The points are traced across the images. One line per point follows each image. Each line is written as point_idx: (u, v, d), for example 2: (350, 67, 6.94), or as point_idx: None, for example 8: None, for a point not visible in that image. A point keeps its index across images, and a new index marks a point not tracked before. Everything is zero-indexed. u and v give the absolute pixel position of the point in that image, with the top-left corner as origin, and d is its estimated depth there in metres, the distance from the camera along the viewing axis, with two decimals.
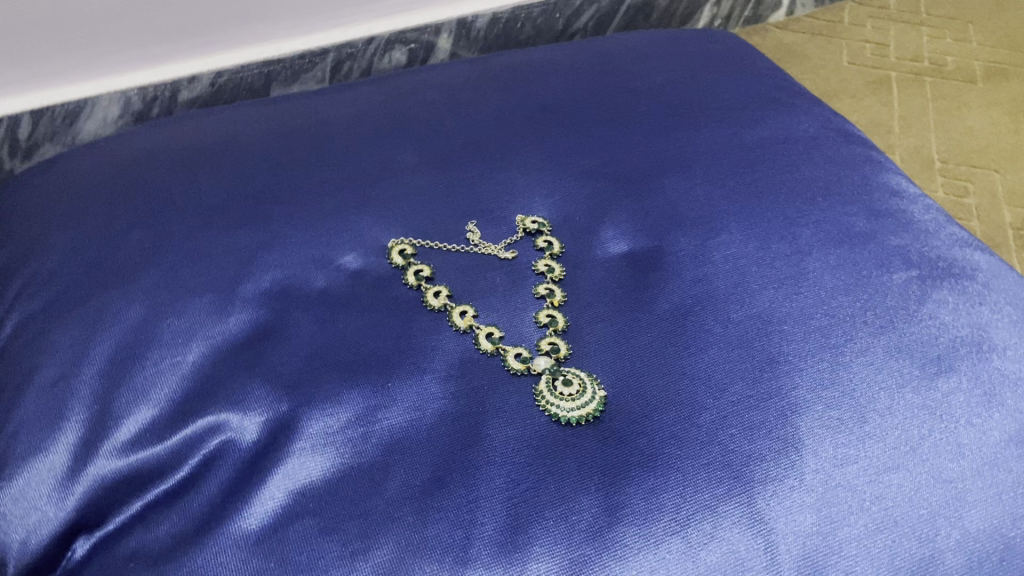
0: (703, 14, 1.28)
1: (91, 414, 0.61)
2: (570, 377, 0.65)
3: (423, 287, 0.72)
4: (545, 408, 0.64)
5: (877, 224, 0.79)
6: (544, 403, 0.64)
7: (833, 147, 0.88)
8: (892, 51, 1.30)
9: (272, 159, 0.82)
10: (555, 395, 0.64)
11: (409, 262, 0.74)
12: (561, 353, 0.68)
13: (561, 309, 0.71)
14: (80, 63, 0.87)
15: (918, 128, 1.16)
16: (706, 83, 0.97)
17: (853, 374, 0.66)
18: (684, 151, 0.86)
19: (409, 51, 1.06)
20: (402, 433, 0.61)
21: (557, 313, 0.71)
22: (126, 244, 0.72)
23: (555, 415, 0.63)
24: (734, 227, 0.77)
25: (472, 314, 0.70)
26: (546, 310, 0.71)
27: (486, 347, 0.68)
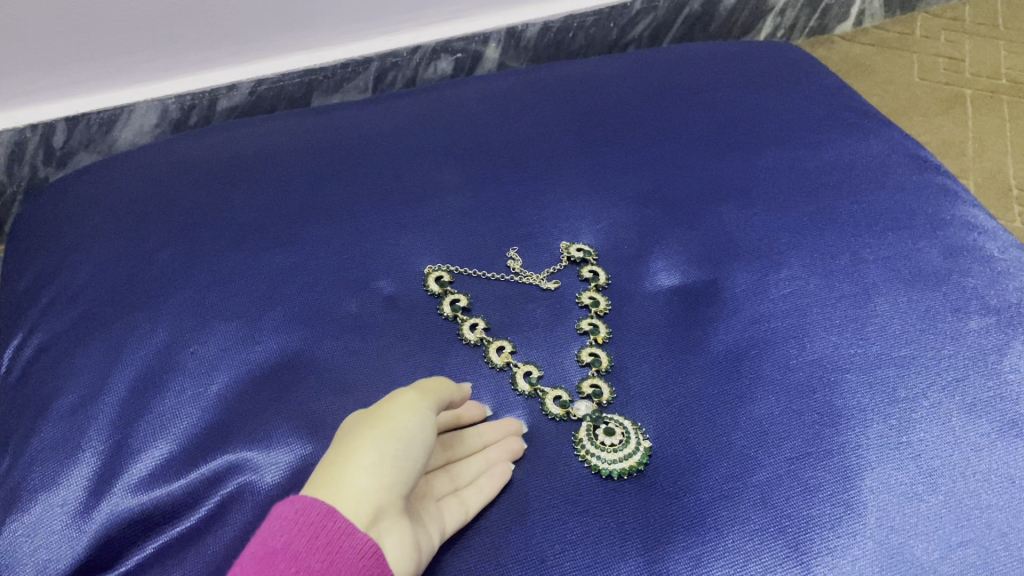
0: (766, 24, 1.22)
1: (107, 447, 0.59)
2: (612, 426, 0.60)
3: (459, 318, 0.68)
4: (584, 458, 0.59)
5: (953, 262, 0.73)
6: (583, 452, 0.60)
7: (904, 175, 0.82)
8: (967, 66, 1.22)
9: (308, 175, 0.79)
10: (597, 445, 0.60)
11: (445, 290, 0.70)
12: (604, 398, 0.63)
13: (604, 348, 0.67)
14: (118, 71, 0.84)
15: (995, 151, 1.08)
16: (768, 102, 0.91)
17: (922, 434, 0.61)
18: (743, 176, 0.80)
19: (456, 60, 1.02)
20: None
21: (600, 352, 0.66)
22: (154, 263, 0.69)
23: (595, 466, 0.59)
24: (796, 261, 0.72)
25: (509, 350, 0.66)
26: (589, 348, 0.67)
27: (524, 389, 0.64)
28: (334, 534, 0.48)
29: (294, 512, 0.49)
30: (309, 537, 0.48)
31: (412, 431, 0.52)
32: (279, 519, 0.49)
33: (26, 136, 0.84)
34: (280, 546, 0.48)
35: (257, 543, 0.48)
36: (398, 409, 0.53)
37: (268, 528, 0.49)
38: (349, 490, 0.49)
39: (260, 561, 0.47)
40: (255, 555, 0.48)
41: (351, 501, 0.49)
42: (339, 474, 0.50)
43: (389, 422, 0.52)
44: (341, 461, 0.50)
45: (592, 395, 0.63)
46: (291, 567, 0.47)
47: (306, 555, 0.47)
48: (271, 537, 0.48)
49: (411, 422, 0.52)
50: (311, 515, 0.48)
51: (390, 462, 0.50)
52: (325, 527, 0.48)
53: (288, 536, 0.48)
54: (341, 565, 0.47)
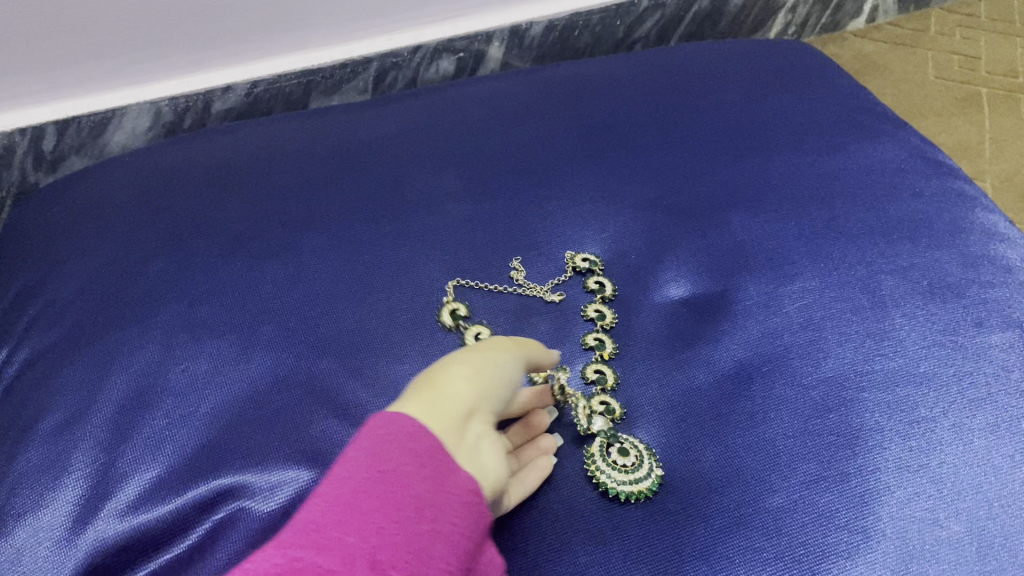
0: (776, 21, 1.19)
1: (94, 470, 0.56)
2: (626, 446, 0.58)
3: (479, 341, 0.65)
4: (593, 476, 0.57)
5: (973, 273, 0.70)
6: (593, 468, 0.58)
7: (921, 181, 0.79)
8: (983, 64, 1.18)
9: (305, 180, 0.76)
10: (608, 462, 0.58)
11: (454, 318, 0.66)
12: (615, 411, 0.62)
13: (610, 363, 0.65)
14: (110, 72, 0.82)
15: (1012, 152, 1.05)
16: (779, 104, 0.88)
17: (943, 456, 0.58)
18: (754, 182, 0.78)
19: (458, 60, 0.99)
20: None
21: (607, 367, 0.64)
22: (145, 275, 0.67)
23: (603, 484, 0.57)
24: (810, 272, 0.69)
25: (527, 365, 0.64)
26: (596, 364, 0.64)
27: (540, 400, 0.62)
28: (444, 467, 0.45)
29: (405, 435, 0.46)
30: (417, 464, 0.45)
31: (500, 366, 0.53)
32: (389, 424, 0.46)
33: (15, 140, 0.81)
34: (391, 467, 0.44)
35: (361, 459, 0.45)
36: (491, 348, 0.55)
37: (374, 442, 0.45)
38: (446, 395, 0.49)
39: (367, 479, 0.43)
40: (361, 470, 0.44)
41: (445, 404, 0.49)
42: (431, 383, 0.50)
43: (480, 356, 0.53)
44: (433, 375, 0.51)
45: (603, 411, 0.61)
46: (398, 495, 0.43)
47: (414, 485, 0.44)
48: (380, 457, 0.44)
49: (499, 357, 0.54)
50: (423, 440, 0.45)
51: (481, 383, 0.51)
52: (436, 459, 0.45)
53: (398, 462, 0.44)
54: (447, 504, 0.44)
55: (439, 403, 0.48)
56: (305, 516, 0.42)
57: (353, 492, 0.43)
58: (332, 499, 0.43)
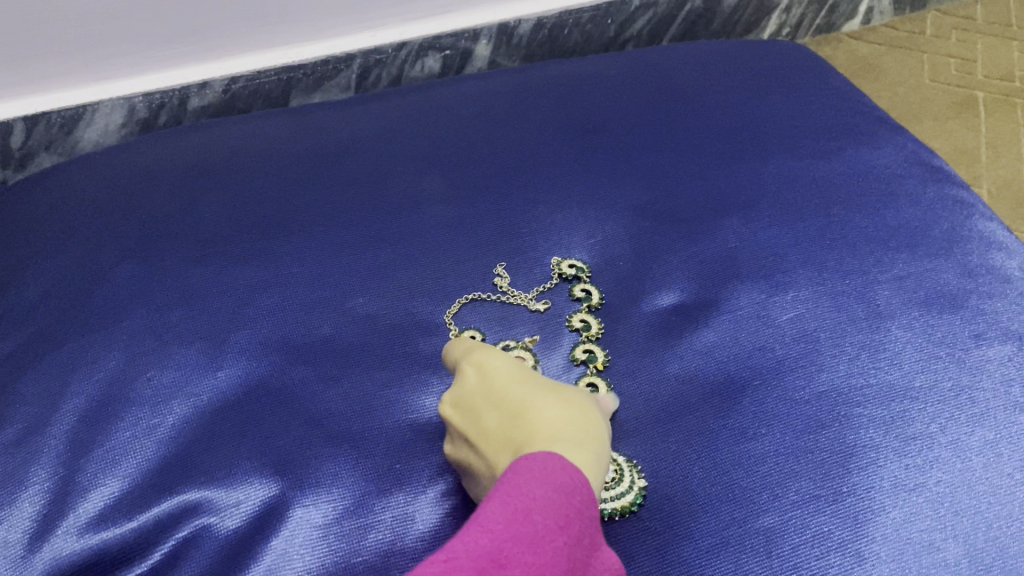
0: (770, 22, 1.17)
1: (52, 484, 0.54)
2: None
3: None
4: None
5: (971, 283, 0.68)
6: None
7: (917, 187, 0.77)
8: (979, 67, 1.16)
9: (282, 180, 0.74)
10: None
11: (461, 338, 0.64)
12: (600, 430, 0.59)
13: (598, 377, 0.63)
14: (80, 66, 0.80)
15: (1009, 157, 1.03)
16: (771, 106, 0.86)
17: (939, 474, 0.56)
18: (746, 187, 0.76)
19: (444, 58, 0.97)
20: (400, 542, 0.53)
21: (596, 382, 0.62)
22: (112, 279, 0.65)
23: None
24: (803, 280, 0.67)
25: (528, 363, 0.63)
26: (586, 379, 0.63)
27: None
28: (596, 540, 0.45)
29: (577, 493, 0.45)
30: (581, 530, 0.44)
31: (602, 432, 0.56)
32: (568, 472, 0.46)
33: None
34: (568, 524, 0.43)
35: (539, 501, 0.43)
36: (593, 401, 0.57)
37: (552, 489, 0.44)
38: (599, 454, 0.51)
39: (551, 528, 0.42)
40: (544, 514, 0.42)
41: (595, 465, 0.50)
42: (579, 435, 0.51)
43: (598, 413, 0.55)
44: (576, 424, 0.52)
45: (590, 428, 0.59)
46: (566, 557, 0.42)
47: (577, 549, 0.43)
48: (558, 509, 0.43)
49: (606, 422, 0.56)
50: (588, 506, 0.45)
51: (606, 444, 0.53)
52: (591, 528, 0.45)
53: (569, 519, 0.43)
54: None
55: (596, 463, 0.50)
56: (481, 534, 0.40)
57: (536, 534, 0.41)
58: (515, 531, 0.41)
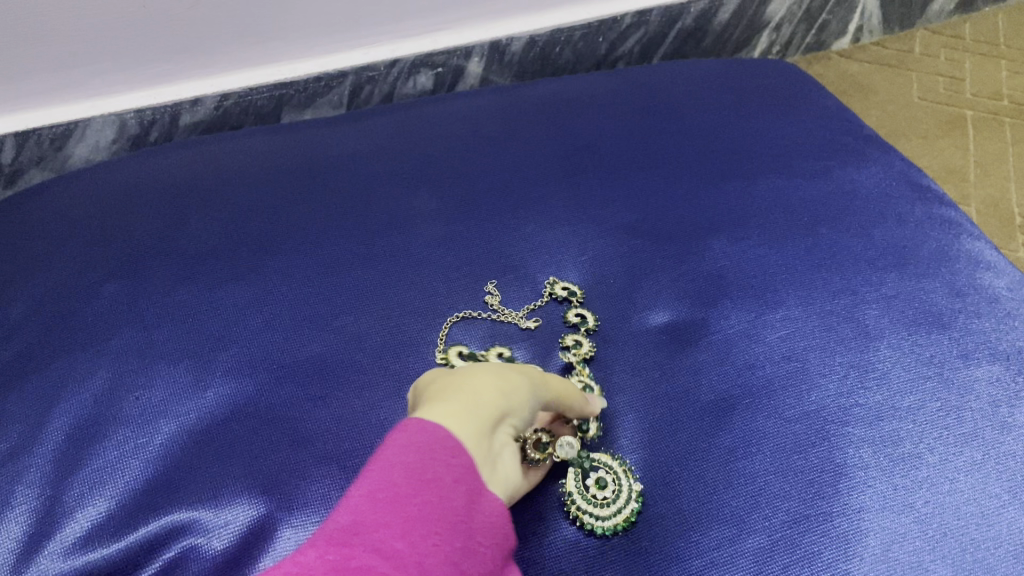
0: (761, 40, 1.17)
1: (37, 505, 0.53)
2: (602, 476, 0.56)
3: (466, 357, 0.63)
4: (574, 514, 0.55)
5: (959, 303, 0.68)
6: (573, 507, 0.56)
7: (905, 207, 0.77)
8: (968, 86, 1.17)
9: (273, 198, 0.74)
10: (587, 498, 0.56)
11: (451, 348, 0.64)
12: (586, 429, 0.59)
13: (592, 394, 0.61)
14: (71, 82, 0.80)
15: (997, 176, 1.04)
16: (761, 125, 0.87)
17: (927, 494, 0.56)
18: (736, 207, 0.76)
19: (436, 75, 0.97)
20: None
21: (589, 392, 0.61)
22: (100, 297, 0.64)
23: (585, 523, 0.55)
24: (793, 300, 0.67)
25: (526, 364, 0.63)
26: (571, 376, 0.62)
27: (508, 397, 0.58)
28: (476, 488, 0.44)
29: (446, 445, 0.44)
30: (456, 479, 0.43)
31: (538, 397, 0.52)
32: (431, 429, 0.45)
33: None
34: (435, 478, 0.43)
35: (399, 462, 0.43)
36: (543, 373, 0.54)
37: (417, 450, 0.43)
38: (483, 403, 0.47)
39: (413, 487, 0.42)
40: (406, 475, 0.42)
41: (476, 414, 0.47)
42: (471, 385, 0.49)
43: (519, 372, 0.52)
44: (462, 379, 0.49)
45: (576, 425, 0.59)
46: (440, 510, 0.42)
47: (454, 500, 0.43)
48: (419, 464, 0.43)
49: (538, 385, 0.52)
50: (461, 459, 0.44)
51: (513, 397, 0.49)
52: (470, 478, 0.44)
53: (437, 471, 0.43)
54: (480, 527, 0.43)
55: (471, 410, 0.47)
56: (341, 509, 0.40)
57: (399, 497, 0.41)
58: (376, 500, 0.41)
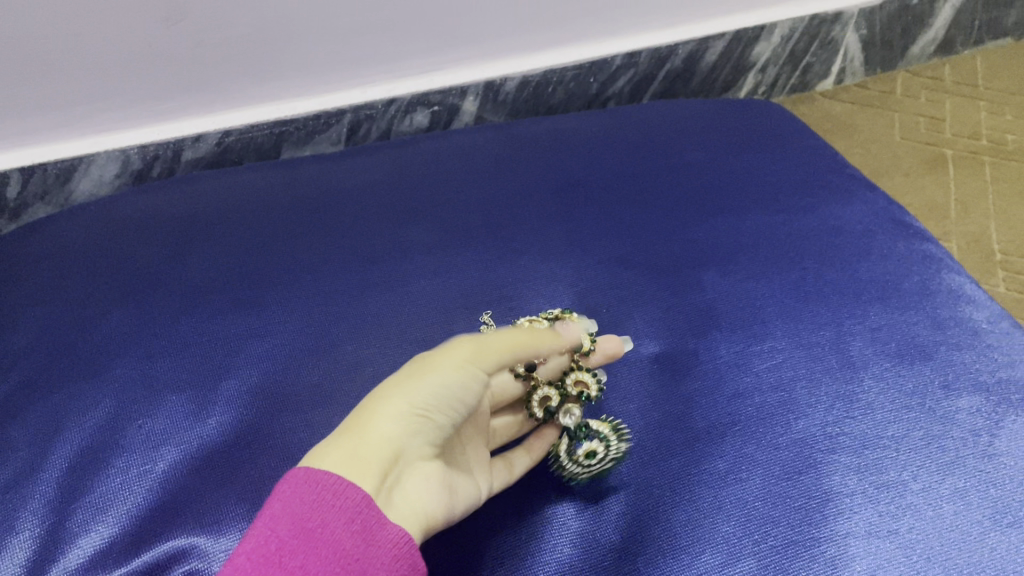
0: (747, 81, 1.20)
1: (42, 531, 0.54)
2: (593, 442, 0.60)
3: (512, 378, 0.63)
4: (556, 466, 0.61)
5: (940, 335, 0.71)
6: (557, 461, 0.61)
7: (887, 243, 0.80)
8: (948, 126, 1.20)
9: (273, 231, 0.76)
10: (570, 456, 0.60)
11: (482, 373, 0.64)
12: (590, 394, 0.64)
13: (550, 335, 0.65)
14: (77, 119, 0.83)
15: (978, 214, 1.07)
16: (748, 163, 0.89)
17: (912, 520, 0.58)
18: (724, 241, 0.78)
19: (432, 114, 1.00)
20: None
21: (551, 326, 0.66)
22: (104, 328, 0.66)
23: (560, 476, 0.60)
24: (780, 331, 0.69)
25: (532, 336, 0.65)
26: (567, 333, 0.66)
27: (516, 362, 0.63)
28: (371, 522, 0.48)
29: (331, 490, 0.48)
30: (344, 520, 0.47)
31: (450, 387, 0.55)
32: (315, 478, 0.48)
33: None
34: (320, 523, 0.46)
35: (286, 513, 0.47)
36: (443, 360, 0.56)
37: (300, 499, 0.47)
38: (364, 440, 0.51)
39: (298, 536, 0.46)
40: (290, 527, 0.46)
41: (360, 454, 0.51)
42: (362, 421, 0.53)
43: (418, 376, 0.55)
44: (359, 413, 0.53)
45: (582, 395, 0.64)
46: (326, 551, 0.46)
47: (340, 541, 0.46)
48: (306, 513, 0.47)
49: (447, 377, 0.55)
50: (348, 499, 0.48)
51: (403, 417, 0.53)
52: (361, 513, 0.48)
53: (322, 516, 0.47)
54: (377, 559, 0.47)
55: (353, 450, 0.51)
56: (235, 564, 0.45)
57: (283, 547, 0.45)
58: (261, 555, 0.45)
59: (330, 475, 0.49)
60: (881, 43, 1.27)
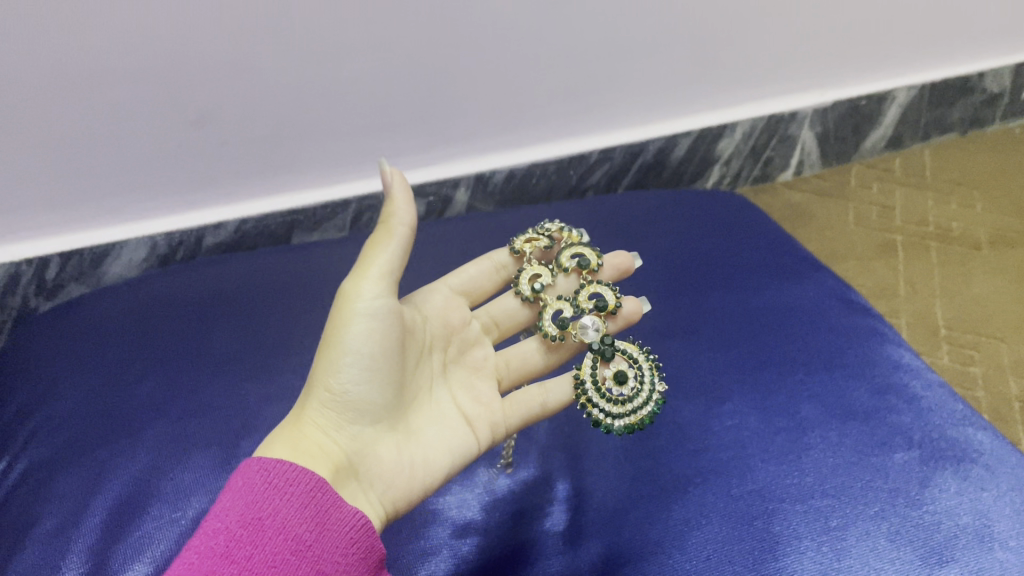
0: (711, 173, 1.33)
1: (85, 570, 0.61)
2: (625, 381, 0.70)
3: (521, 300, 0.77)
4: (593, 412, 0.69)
5: (880, 399, 0.80)
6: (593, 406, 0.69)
7: (835, 317, 0.90)
8: (898, 214, 1.32)
9: (286, 305, 0.85)
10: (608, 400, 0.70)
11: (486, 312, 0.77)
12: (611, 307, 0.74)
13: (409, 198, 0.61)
14: (112, 210, 0.94)
15: (925, 293, 1.17)
16: (711, 246, 1.00)
17: (851, 559, 0.65)
18: (688, 318, 0.88)
19: (428, 203, 1.11)
20: None
21: (401, 183, 0.61)
22: (138, 394, 0.75)
23: (602, 422, 0.69)
24: (738, 396, 0.78)
25: (541, 270, 0.77)
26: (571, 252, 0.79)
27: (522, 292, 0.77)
28: (325, 505, 0.55)
29: (284, 481, 0.55)
30: (299, 506, 0.54)
31: (356, 346, 0.60)
32: (266, 471, 0.55)
33: (21, 269, 0.93)
34: (277, 510, 0.53)
35: (242, 503, 0.53)
36: (344, 311, 0.60)
37: (255, 491, 0.54)
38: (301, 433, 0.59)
39: (255, 523, 0.52)
40: (247, 515, 0.52)
41: (299, 447, 0.58)
42: (299, 414, 0.60)
43: (329, 351, 0.60)
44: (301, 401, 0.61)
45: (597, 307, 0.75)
46: (284, 533, 0.52)
47: (296, 523, 0.53)
48: (261, 502, 0.53)
49: (346, 333, 0.60)
50: (301, 487, 0.55)
51: (327, 404, 0.60)
52: (315, 498, 0.55)
53: (277, 504, 0.53)
54: (331, 538, 0.54)
55: (291, 442, 0.59)
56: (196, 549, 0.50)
57: (242, 532, 0.52)
58: (221, 540, 0.51)
59: (281, 465, 0.55)
60: (834, 138, 1.38)
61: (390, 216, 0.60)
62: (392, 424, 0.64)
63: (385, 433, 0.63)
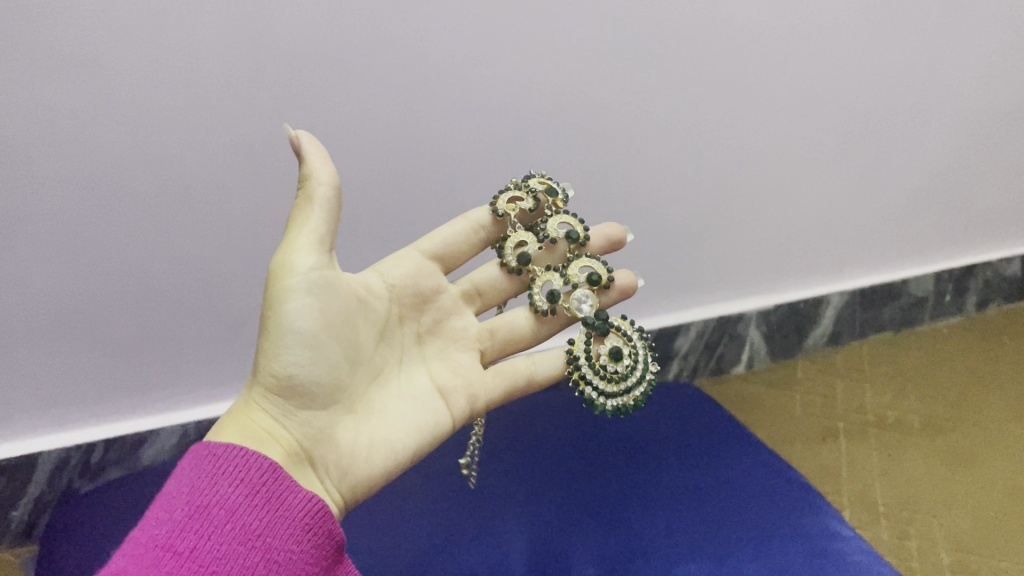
0: (671, 367, 1.50)
1: None
2: (620, 367, 0.83)
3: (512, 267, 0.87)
4: (588, 397, 0.83)
5: (814, 560, 0.91)
6: (589, 392, 0.83)
7: (774, 489, 1.04)
8: (839, 404, 1.48)
9: None
10: (603, 386, 0.83)
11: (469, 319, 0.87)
12: (601, 280, 0.86)
13: (327, 160, 0.67)
14: (151, 401, 1.12)
15: (865, 474, 1.31)
16: (667, 433, 1.16)
17: None
18: (647, 496, 1.02)
19: None
20: None
21: (312, 147, 0.67)
22: None
23: (595, 406, 0.83)
24: (690, 561, 0.91)
25: (529, 237, 0.87)
26: (558, 221, 0.89)
27: (511, 261, 0.87)
28: (278, 495, 0.62)
29: (238, 471, 0.62)
30: (254, 496, 0.61)
31: (292, 325, 0.67)
32: (221, 462, 0.62)
33: (70, 454, 1.08)
34: (231, 499, 0.60)
35: (197, 492, 0.60)
36: (280, 286, 0.67)
37: (208, 481, 0.61)
38: (248, 422, 0.67)
39: (211, 510, 0.59)
40: (202, 502, 0.59)
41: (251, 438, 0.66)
42: (248, 405, 0.68)
43: (270, 336, 0.68)
44: (250, 384, 0.69)
45: (587, 281, 0.86)
46: (239, 520, 0.59)
47: (249, 512, 0.60)
48: (216, 490, 0.60)
49: (284, 308, 0.67)
50: (253, 478, 0.62)
51: (273, 392, 0.68)
52: (266, 488, 0.62)
53: (231, 492, 0.61)
54: (284, 526, 0.61)
55: (240, 430, 0.67)
56: (151, 533, 0.57)
57: (198, 518, 0.58)
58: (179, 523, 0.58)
59: (235, 454, 0.63)
60: (779, 337, 1.57)
61: (311, 180, 0.66)
62: (352, 407, 0.73)
63: (341, 416, 0.71)
